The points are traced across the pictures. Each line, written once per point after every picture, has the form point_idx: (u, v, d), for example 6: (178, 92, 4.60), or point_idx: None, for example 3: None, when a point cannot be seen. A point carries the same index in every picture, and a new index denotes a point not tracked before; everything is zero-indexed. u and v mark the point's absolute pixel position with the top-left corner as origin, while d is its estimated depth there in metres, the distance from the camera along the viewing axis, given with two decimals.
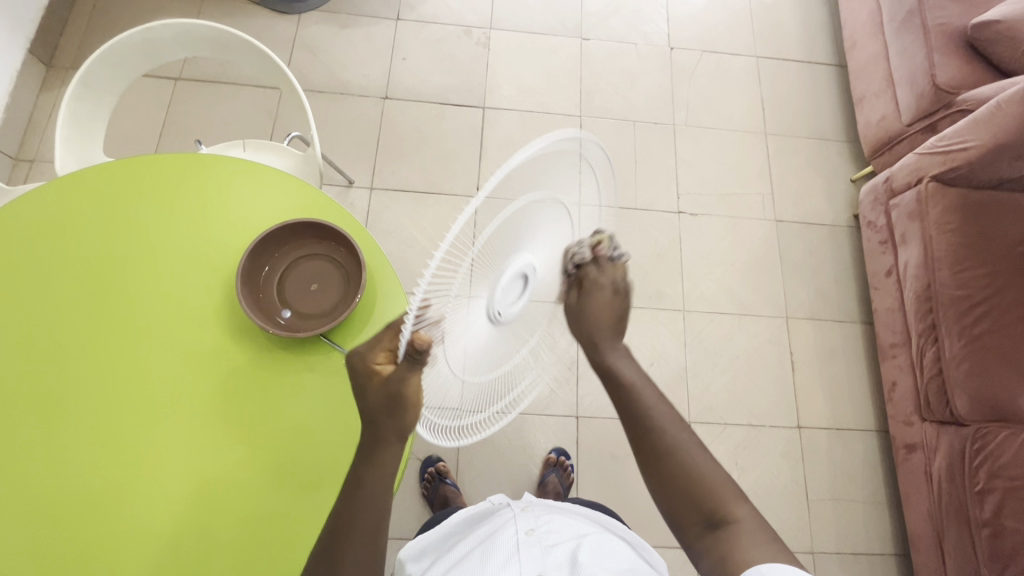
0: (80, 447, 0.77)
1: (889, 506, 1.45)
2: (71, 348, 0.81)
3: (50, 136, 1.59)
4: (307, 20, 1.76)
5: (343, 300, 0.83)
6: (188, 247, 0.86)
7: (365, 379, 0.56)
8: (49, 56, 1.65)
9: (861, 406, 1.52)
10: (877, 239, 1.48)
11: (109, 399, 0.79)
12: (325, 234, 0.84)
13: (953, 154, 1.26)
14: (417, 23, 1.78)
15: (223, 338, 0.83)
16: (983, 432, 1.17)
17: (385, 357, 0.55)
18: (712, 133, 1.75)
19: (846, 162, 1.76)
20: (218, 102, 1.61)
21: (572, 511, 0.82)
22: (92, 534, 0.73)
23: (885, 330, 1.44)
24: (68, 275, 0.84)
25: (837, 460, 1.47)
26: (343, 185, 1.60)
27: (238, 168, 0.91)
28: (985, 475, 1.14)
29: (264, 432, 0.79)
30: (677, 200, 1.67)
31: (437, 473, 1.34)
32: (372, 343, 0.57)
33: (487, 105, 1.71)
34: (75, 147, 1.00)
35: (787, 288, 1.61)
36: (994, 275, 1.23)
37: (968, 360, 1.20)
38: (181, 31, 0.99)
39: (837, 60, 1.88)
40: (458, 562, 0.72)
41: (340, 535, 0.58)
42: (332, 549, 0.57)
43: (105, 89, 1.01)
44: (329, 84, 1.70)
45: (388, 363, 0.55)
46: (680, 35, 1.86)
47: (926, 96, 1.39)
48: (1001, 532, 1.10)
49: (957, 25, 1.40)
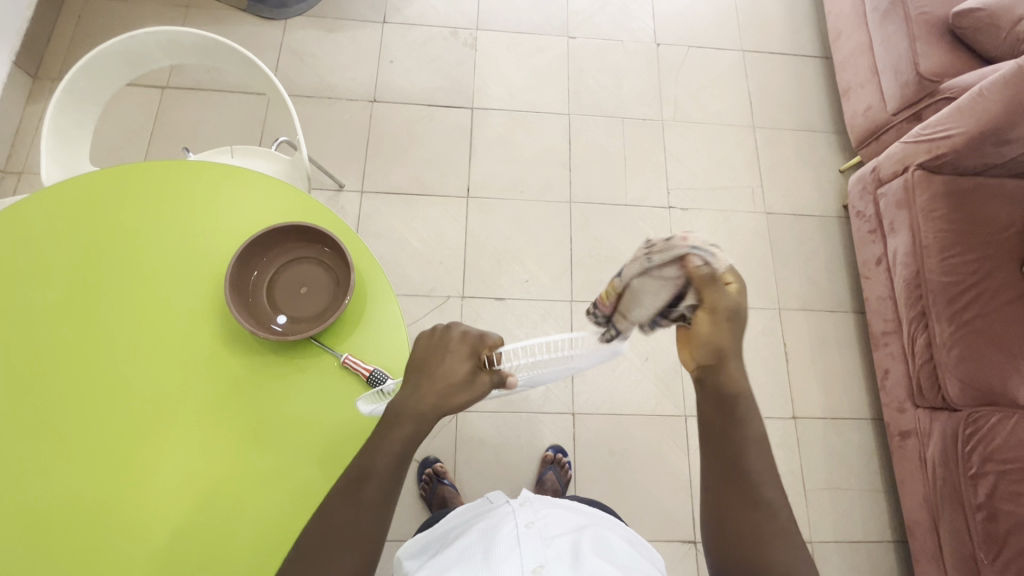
0: (70, 463, 0.76)
1: (886, 494, 1.46)
2: (59, 362, 0.81)
3: (37, 147, 1.59)
4: (294, 25, 1.77)
5: (333, 301, 0.84)
6: (173, 255, 0.86)
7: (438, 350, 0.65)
8: (35, 68, 1.65)
9: (855, 395, 1.53)
10: (866, 229, 1.49)
11: (99, 403, 0.79)
12: (313, 237, 0.85)
13: (938, 142, 1.27)
14: (403, 26, 1.78)
15: (211, 345, 0.82)
16: (975, 417, 1.17)
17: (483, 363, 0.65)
18: (700, 128, 1.76)
19: (834, 153, 1.77)
20: (205, 109, 1.61)
21: (570, 507, 0.82)
22: (89, 550, 0.73)
23: (875, 319, 1.45)
24: (52, 291, 0.84)
25: (833, 449, 1.48)
26: (333, 189, 1.60)
27: (224, 174, 0.91)
28: (978, 460, 1.14)
29: (253, 425, 0.79)
30: (667, 195, 1.68)
31: (434, 473, 1.34)
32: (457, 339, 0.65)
33: (475, 105, 1.72)
34: (61, 158, 1.00)
35: (779, 279, 1.62)
36: (983, 259, 1.23)
37: (958, 345, 1.20)
38: (165, 39, 0.99)
39: (822, 52, 1.89)
40: (458, 556, 0.70)
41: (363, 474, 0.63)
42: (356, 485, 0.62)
43: (89, 98, 1.01)
44: (317, 88, 1.70)
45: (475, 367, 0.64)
46: (667, 31, 1.86)
47: (910, 85, 1.40)
48: (996, 515, 1.10)
49: (939, 14, 1.41)
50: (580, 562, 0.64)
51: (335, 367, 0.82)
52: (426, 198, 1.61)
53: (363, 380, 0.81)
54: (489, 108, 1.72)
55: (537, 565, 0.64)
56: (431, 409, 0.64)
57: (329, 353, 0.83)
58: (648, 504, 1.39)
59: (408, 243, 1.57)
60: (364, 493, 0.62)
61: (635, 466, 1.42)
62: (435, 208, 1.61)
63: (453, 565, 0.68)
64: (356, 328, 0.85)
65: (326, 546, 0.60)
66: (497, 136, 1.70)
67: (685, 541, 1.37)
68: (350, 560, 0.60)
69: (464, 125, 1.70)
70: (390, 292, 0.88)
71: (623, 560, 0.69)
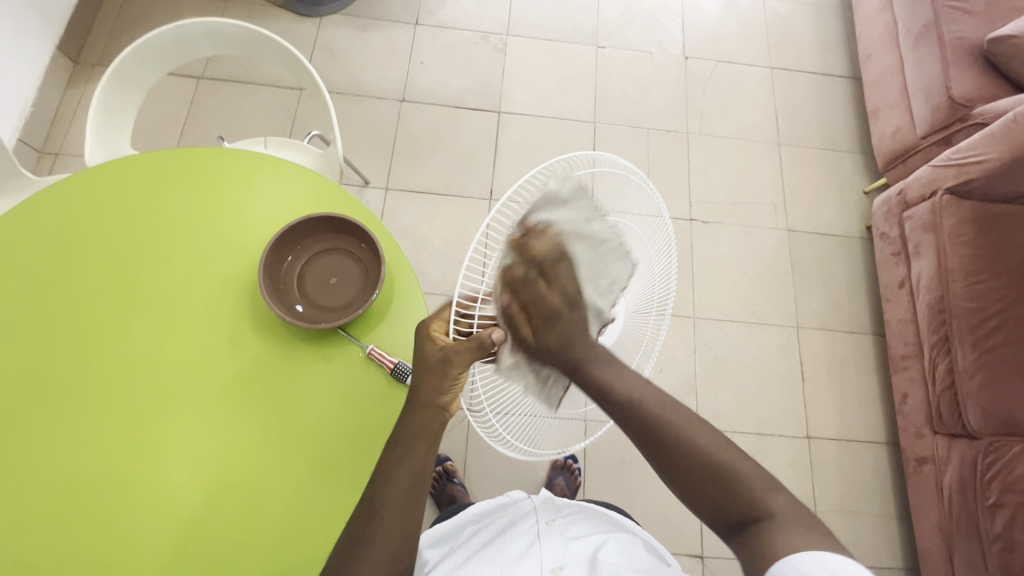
0: (95, 439, 0.78)
1: (898, 520, 1.44)
2: (88, 339, 0.82)
3: (74, 130, 1.63)
4: (329, 23, 1.80)
5: (361, 292, 0.85)
6: (207, 241, 0.88)
7: (423, 346, 0.62)
8: (77, 53, 1.69)
9: (871, 417, 1.52)
10: (889, 251, 1.47)
11: (124, 380, 0.81)
12: (346, 229, 0.86)
13: (969, 167, 1.26)
14: (435, 28, 1.81)
15: (236, 328, 0.84)
16: (996, 446, 1.15)
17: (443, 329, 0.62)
18: (725, 141, 1.76)
19: (859, 174, 1.76)
20: (239, 100, 1.64)
21: (596, 514, 0.81)
22: (109, 526, 0.75)
23: (896, 342, 1.43)
24: (86, 267, 0.86)
25: (845, 471, 1.47)
26: (359, 184, 1.62)
27: (261, 162, 0.93)
28: (997, 490, 1.13)
29: (271, 412, 0.80)
30: (689, 207, 1.68)
31: (444, 472, 1.34)
32: (431, 315, 0.63)
33: (502, 109, 1.74)
34: (104, 140, 1.03)
35: (798, 296, 1.61)
36: (1008, 286, 1.22)
37: (981, 372, 1.19)
38: (211, 29, 1.02)
39: (851, 73, 1.89)
40: (480, 546, 0.73)
41: (375, 484, 0.61)
42: (370, 496, 0.60)
43: (135, 84, 1.03)
44: (348, 85, 1.73)
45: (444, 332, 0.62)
46: (696, 45, 1.87)
47: (941, 109, 1.39)
48: (1014, 547, 1.08)
49: (974, 39, 1.40)
50: (600, 565, 0.64)
51: (361, 358, 0.83)
52: (450, 198, 1.63)
53: (388, 372, 0.82)
54: (515, 112, 1.74)
55: (556, 566, 0.64)
56: (432, 412, 0.63)
57: (356, 344, 0.84)
58: (657, 514, 1.38)
59: (430, 242, 1.58)
60: (380, 494, 0.60)
61: (645, 476, 1.42)
62: (458, 209, 1.62)
63: (474, 554, 0.70)
64: (383, 320, 0.86)
65: (351, 547, 0.58)
66: (522, 140, 1.71)
67: (692, 554, 1.36)
68: (380, 559, 0.57)
69: (491, 128, 1.71)
70: (418, 288, 0.89)
71: (648, 567, 0.67)
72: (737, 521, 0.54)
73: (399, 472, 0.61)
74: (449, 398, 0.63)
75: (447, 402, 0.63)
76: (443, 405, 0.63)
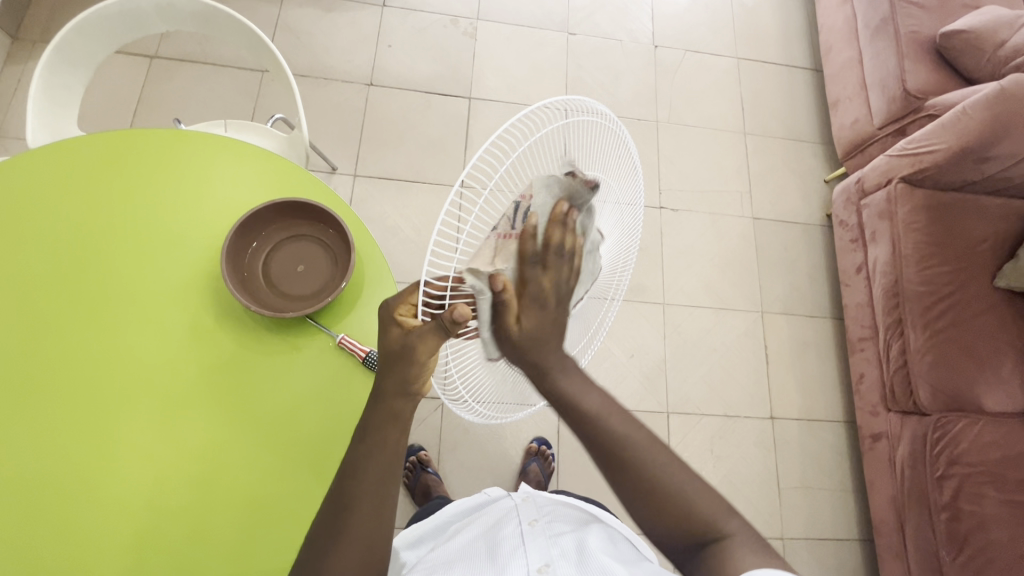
0: (46, 440, 0.74)
1: (855, 493, 1.51)
2: (42, 334, 0.78)
3: (15, 111, 1.52)
4: (291, 2, 1.73)
5: (331, 281, 0.82)
6: (165, 230, 0.83)
7: (385, 325, 0.55)
8: (15, 28, 1.58)
9: (830, 397, 1.58)
10: (848, 238, 1.53)
11: (79, 375, 0.77)
12: (315, 215, 0.83)
13: (922, 156, 1.31)
14: (403, 10, 1.76)
15: (198, 321, 0.81)
16: (944, 422, 1.22)
17: (410, 310, 0.53)
18: (693, 131, 1.79)
19: (820, 163, 1.82)
20: (196, 82, 1.57)
21: (576, 509, 0.82)
22: (63, 528, 0.71)
23: (853, 325, 1.50)
24: (36, 255, 0.81)
25: (807, 450, 1.53)
26: (327, 171, 1.58)
27: (223, 145, 0.89)
28: (945, 462, 1.20)
29: (235, 404, 0.78)
30: (659, 195, 1.70)
31: (418, 462, 1.33)
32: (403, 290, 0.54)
33: (474, 96, 1.71)
34: (48, 120, 0.96)
35: (763, 282, 1.66)
36: (957, 271, 1.29)
37: (931, 352, 1.25)
38: (164, 4, 0.96)
39: (813, 65, 1.94)
40: (462, 550, 0.72)
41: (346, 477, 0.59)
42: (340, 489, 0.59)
43: (81, 61, 0.97)
44: (314, 69, 1.67)
45: (410, 317, 0.53)
46: (664, 34, 1.89)
47: (897, 101, 1.44)
48: (959, 515, 1.16)
49: (927, 34, 1.46)
50: (585, 562, 0.64)
51: (332, 347, 0.81)
52: (420, 185, 1.60)
53: (359, 361, 0.80)
54: (487, 99, 1.72)
55: (543, 564, 0.64)
56: (403, 401, 0.58)
57: (326, 333, 0.82)
58: None
59: (401, 230, 1.56)
60: (353, 488, 0.58)
61: None
62: (430, 196, 1.60)
63: (459, 559, 0.70)
64: (351, 309, 0.84)
65: (322, 542, 0.58)
66: (494, 128, 1.69)
67: None
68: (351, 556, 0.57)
69: (462, 114, 1.69)
70: (390, 276, 0.88)
71: (629, 561, 0.69)
72: (690, 543, 0.55)
73: (371, 465, 0.59)
74: (420, 384, 0.58)
75: (416, 389, 0.58)
76: (414, 391, 0.58)
